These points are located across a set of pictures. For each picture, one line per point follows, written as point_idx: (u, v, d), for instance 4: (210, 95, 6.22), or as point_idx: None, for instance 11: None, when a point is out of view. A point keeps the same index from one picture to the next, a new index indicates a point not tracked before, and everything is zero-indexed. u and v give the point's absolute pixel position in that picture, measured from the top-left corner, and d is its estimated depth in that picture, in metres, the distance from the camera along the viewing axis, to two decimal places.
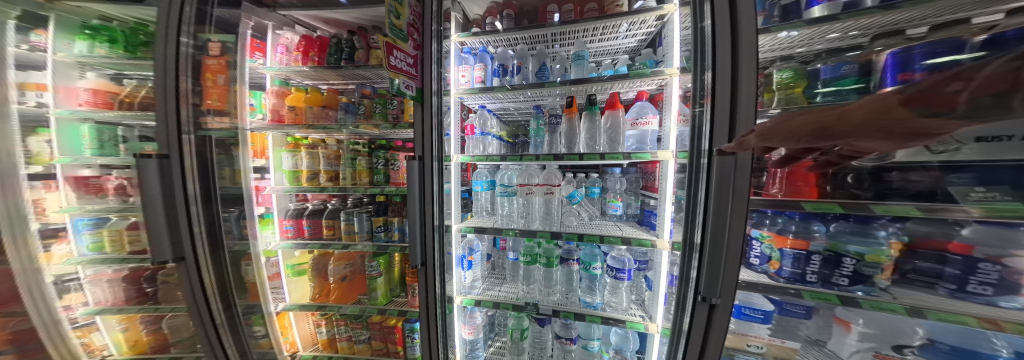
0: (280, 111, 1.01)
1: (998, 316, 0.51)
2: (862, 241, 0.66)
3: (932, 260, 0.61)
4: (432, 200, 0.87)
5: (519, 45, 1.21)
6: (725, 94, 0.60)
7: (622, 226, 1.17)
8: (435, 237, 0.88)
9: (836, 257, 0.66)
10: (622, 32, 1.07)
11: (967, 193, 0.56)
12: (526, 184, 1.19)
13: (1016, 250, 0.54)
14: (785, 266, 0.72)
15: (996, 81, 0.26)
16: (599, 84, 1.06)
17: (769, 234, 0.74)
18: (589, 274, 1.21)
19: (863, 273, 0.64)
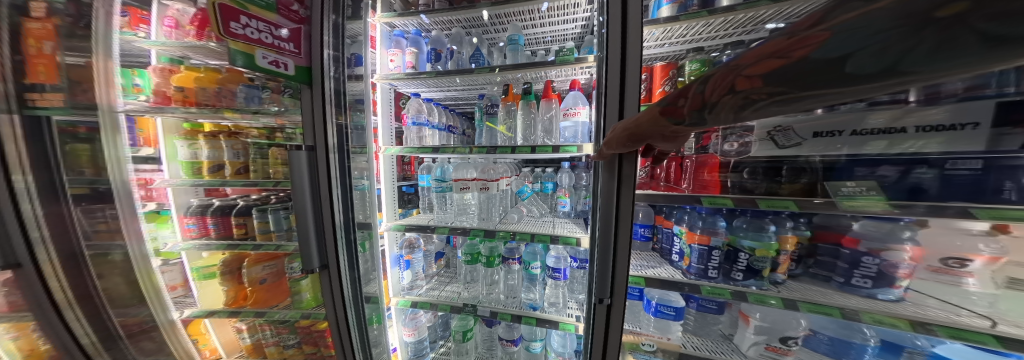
0: (165, 91, 0.91)
1: (866, 308, 0.53)
2: (755, 235, 0.65)
3: (830, 254, 0.62)
4: (329, 196, 0.79)
5: (453, 28, 1.10)
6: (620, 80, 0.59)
7: (562, 224, 1.12)
8: (337, 237, 0.82)
9: (734, 252, 0.66)
10: (561, 16, 0.98)
11: (841, 187, 0.55)
12: (461, 179, 1.07)
13: (892, 244, 0.54)
14: (693, 262, 0.71)
15: (697, 100, 0.41)
16: (534, 72, 0.96)
17: (684, 229, 0.73)
18: (529, 274, 1.17)
19: (756, 267, 0.64)
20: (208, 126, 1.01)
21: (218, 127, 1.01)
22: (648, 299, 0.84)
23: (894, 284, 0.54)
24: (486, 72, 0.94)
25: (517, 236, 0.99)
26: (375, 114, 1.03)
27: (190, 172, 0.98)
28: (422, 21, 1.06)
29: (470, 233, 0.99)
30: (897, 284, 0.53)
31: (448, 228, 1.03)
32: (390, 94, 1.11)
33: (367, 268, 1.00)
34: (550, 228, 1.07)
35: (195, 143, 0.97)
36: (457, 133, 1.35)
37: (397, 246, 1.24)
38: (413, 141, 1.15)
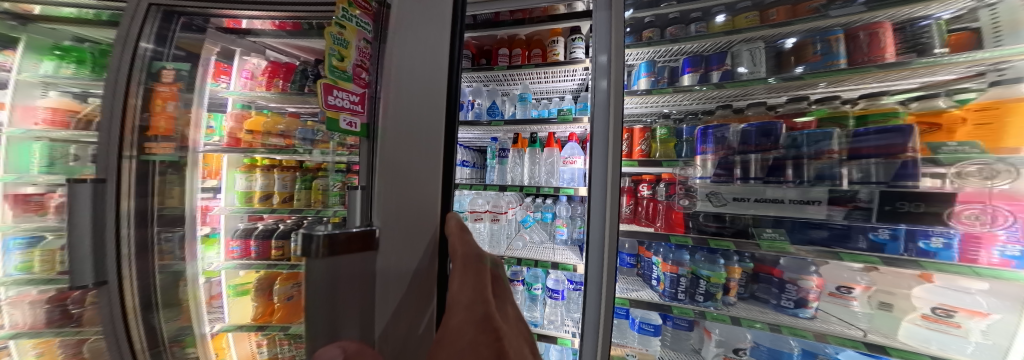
0: (238, 133, 1.15)
1: (789, 322, 0.73)
2: (710, 266, 0.84)
3: (766, 281, 0.84)
4: None
5: (474, 82, 1.35)
6: (601, 141, 0.79)
7: (560, 252, 1.30)
8: None
9: (696, 279, 0.84)
10: (563, 77, 1.22)
11: (763, 232, 0.74)
12: (475, 211, 1.29)
13: (803, 274, 0.76)
14: (666, 287, 0.89)
15: None
16: (539, 126, 1.19)
17: (660, 260, 0.92)
18: (530, 294, 1.34)
19: (712, 291, 0.83)
20: (260, 160, 1.18)
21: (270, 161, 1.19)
22: (633, 318, 1.01)
23: (807, 305, 0.75)
24: (501, 124, 1.17)
25: (522, 262, 1.16)
26: None
27: (244, 199, 1.14)
28: None
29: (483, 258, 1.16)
30: (809, 305, 0.75)
31: None
32: None
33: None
34: (550, 256, 1.24)
35: (251, 175, 1.16)
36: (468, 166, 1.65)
37: None
38: None
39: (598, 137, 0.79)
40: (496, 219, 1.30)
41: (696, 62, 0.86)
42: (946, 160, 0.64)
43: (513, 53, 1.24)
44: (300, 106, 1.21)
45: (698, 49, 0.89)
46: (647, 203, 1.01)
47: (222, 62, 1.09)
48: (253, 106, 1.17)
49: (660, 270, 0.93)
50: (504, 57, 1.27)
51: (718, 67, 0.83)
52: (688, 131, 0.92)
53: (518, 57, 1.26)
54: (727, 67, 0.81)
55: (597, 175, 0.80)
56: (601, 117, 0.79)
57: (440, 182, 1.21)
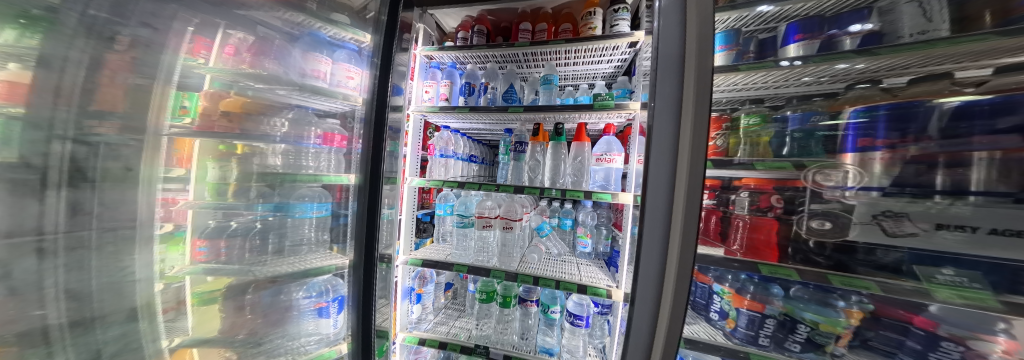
0: (213, 117, 0.79)
1: None
2: (819, 307, 0.59)
3: (895, 330, 0.58)
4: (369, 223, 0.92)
5: (488, 62, 1.14)
6: (665, 136, 0.56)
7: (584, 267, 1.08)
8: (365, 269, 0.91)
9: (790, 323, 0.61)
10: (598, 56, 0.99)
11: (933, 275, 0.49)
12: (484, 216, 1.08)
13: (980, 333, 0.51)
14: (739, 326, 0.66)
15: None
16: (565, 114, 0.95)
17: (729, 291, 0.70)
18: (546, 317, 1.11)
19: (817, 342, 0.58)
20: (240, 147, 0.90)
21: (251, 148, 0.91)
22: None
23: None
24: (519, 111, 0.95)
25: (540, 283, 0.93)
26: (405, 144, 1.06)
27: (215, 193, 0.86)
28: (458, 55, 1.13)
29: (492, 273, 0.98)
30: None
31: (468, 267, 1.02)
32: (421, 124, 1.17)
33: (380, 298, 0.96)
34: (575, 274, 0.99)
35: (226, 164, 0.87)
36: (477, 161, 1.46)
37: (409, 278, 1.21)
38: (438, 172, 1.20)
39: (658, 136, 0.56)
40: (509, 226, 1.07)
41: (810, 27, 0.60)
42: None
43: (537, 28, 1.03)
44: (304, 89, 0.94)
45: (808, 9, 0.63)
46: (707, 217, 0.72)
47: (206, 36, 0.75)
48: (235, 85, 0.85)
49: (726, 302, 0.71)
50: (525, 33, 1.05)
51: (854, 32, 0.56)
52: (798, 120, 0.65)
53: (543, 33, 1.04)
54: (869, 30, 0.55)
55: (654, 189, 0.57)
56: (668, 110, 0.56)
57: (442, 179, 1.01)
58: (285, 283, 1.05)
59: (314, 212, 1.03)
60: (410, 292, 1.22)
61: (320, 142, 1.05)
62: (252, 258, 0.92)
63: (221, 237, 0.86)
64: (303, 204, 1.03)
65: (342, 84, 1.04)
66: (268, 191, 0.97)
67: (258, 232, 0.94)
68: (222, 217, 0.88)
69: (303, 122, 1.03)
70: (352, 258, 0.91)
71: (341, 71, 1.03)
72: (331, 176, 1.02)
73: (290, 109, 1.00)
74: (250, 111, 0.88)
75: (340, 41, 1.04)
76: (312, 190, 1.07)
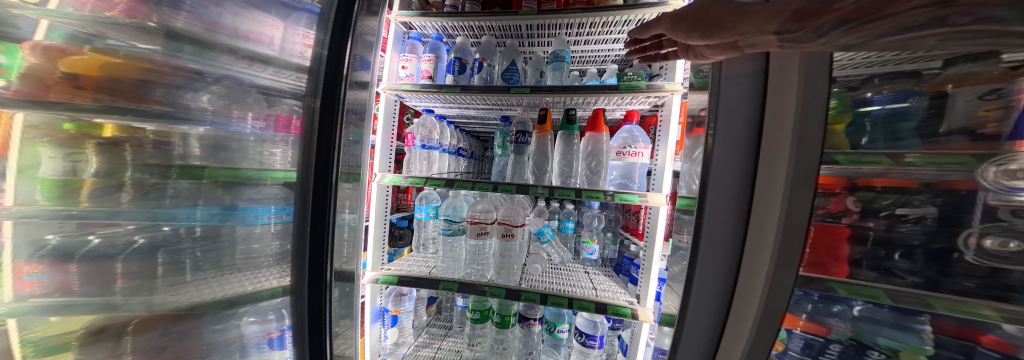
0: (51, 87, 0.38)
1: None
2: (895, 331, 0.48)
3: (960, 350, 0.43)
4: (328, 235, 0.67)
5: (484, 36, 0.97)
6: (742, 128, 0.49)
7: (593, 277, 0.95)
8: (318, 293, 0.68)
9: (860, 350, 0.51)
10: (616, 32, 0.86)
11: None
12: (479, 222, 0.89)
13: None
14: (791, 350, 0.57)
15: None
16: (579, 98, 0.80)
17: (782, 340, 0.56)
18: (553, 337, 0.98)
19: None
20: (106, 129, 0.46)
21: (127, 131, 0.48)
22: None
23: None
24: (524, 92, 0.77)
25: (550, 302, 0.77)
26: (374, 131, 0.86)
27: (55, 196, 0.42)
28: (447, 24, 0.92)
29: (490, 293, 0.80)
30: None
31: (459, 284, 0.82)
32: (395, 107, 0.94)
33: (340, 318, 0.73)
34: (590, 288, 0.85)
35: (77, 151, 0.44)
36: (464, 155, 1.26)
37: (381, 297, 0.99)
38: (418, 166, 1.00)
39: (723, 134, 0.49)
40: (510, 233, 0.89)
41: None
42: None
43: None
44: (205, 52, 0.54)
45: None
46: None
47: None
48: (102, 40, 0.44)
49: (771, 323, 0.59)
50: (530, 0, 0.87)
51: None
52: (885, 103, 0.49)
53: (552, 3, 0.87)
54: None
55: (719, 194, 0.49)
56: (743, 102, 0.49)
57: (425, 177, 0.81)
58: (194, 318, 0.57)
59: (271, 217, 0.66)
60: (382, 314, 0.99)
61: (260, 128, 0.65)
62: (132, 286, 0.48)
63: (71, 261, 0.44)
64: (256, 206, 0.65)
65: (294, 55, 0.66)
66: (150, 187, 0.50)
67: (138, 253, 0.50)
68: (75, 229, 0.46)
69: (242, 102, 0.62)
70: (290, 282, 0.66)
71: (296, 36, 0.66)
72: (281, 174, 0.66)
73: (222, 86, 0.59)
74: (137, 80, 0.47)
75: (301, 3, 0.67)
76: (270, 190, 0.69)
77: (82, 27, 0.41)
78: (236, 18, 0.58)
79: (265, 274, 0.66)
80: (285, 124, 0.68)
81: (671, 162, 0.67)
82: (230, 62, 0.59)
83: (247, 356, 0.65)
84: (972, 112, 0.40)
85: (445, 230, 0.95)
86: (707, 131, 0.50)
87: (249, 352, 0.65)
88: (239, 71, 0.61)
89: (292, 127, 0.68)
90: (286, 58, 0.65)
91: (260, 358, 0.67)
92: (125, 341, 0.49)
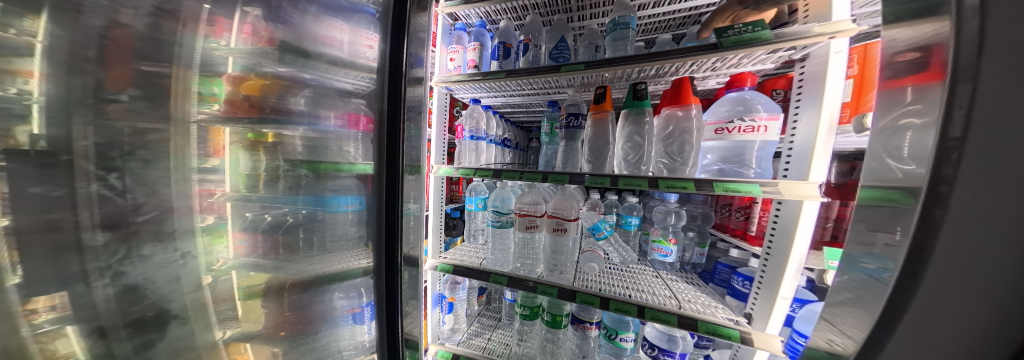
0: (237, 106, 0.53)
1: None
2: None
3: None
4: (395, 223, 0.70)
5: (529, 15, 0.88)
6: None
7: (671, 283, 0.78)
8: (386, 277, 0.70)
9: None
10: None
11: None
12: (528, 214, 0.83)
13: None
14: None
15: None
16: (655, 66, 0.64)
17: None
18: (614, 346, 0.86)
19: None
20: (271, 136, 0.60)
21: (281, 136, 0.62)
22: None
23: None
24: (577, 69, 0.66)
25: (612, 307, 0.66)
26: (429, 125, 0.90)
27: (246, 185, 0.57)
28: (491, 9, 0.88)
29: (542, 289, 0.74)
30: None
31: (507, 278, 0.79)
32: (446, 100, 0.96)
33: (408, 299, 0.77)
34: (668, 298, 0.69)
35: (255, 152, 0.59)
36: (509, 146, 1.22)
37: (439, 284, 1.05)
38: (467, 158, 0.99)
39: (996, 69, 0.24)
40: (562, 227, 0.81)
41: None
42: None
43: None
44: (305, 61, 0.62)
45: None
46: None
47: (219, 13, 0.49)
48: (261, 69, 0.57)
49: None
50: None
51: None
52: None
53: None
54: None
55: (991, 194, 0.24)
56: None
57: (475, 168, 0.80)
58: (303, 291, 0.66)
59: (349, 206, 0.70)
60: (440, 300, 1.05)
61: (341, 126, 0.68)
62: (287, 254, 0.63)
63: (258, 231, 0.60)
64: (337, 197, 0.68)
65: (358, 56, 0.69)
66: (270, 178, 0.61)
67: (286, 228, 0.64)
68: (258, 209, 0.60)
69: (328, 104, 0.67)
70: (371, 262, 0.70)
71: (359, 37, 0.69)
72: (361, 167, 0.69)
73: (312, 92, 0.66)
74: (277, 95, 0.60)
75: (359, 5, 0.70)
76: (348, 182, 0.71)
77: (247, 59, 0.54)
78: (315, 25, 0.64)
79: (350, 256, 0.71)
80: (356, 122, 0.69)
81: (828, 135, 0.47)
82: (323, 69, 0.65)
83: (339, 326, 0.73)
84: None
85: (493, 222, 0.92)
86: (953, 82, 0.26)
87: (338, 323, 0.73)
88: (328, 74, 0.66)
89: (361, 122, 0.70)
90: (355, 60, 0.68)
91: (348, 330, 0.75)
92: (285, 297, 0.63)
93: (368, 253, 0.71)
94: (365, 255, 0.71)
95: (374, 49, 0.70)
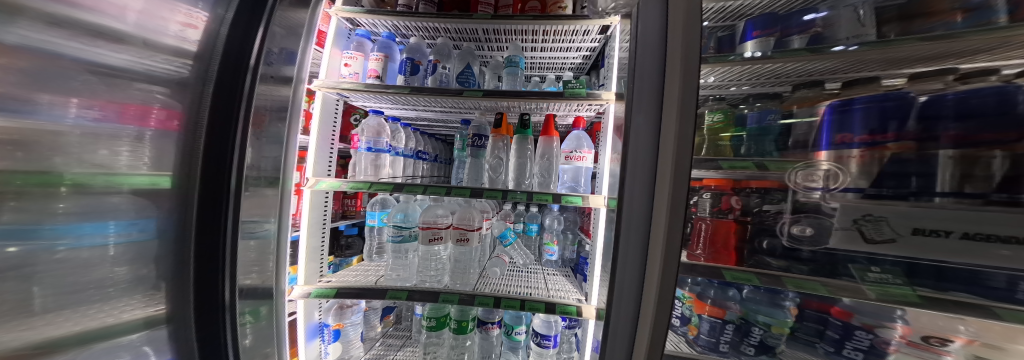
0: None
1: None
2: (768, 309, 0.63)
3: (815, 320, 0.60)
4: (253, 248, 0.62)
5: (440, 38, 0.96)
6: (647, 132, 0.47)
7: (551, 278, 0.97)
8: (202, 323, 0.54)
9: (745, 327, 0.64)
10: (569, 42, 0.90)
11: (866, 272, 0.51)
12: (432, 226, 0.86)
13: None
14: (702, 333, 0.68)
15: None
16: (535, 103, 0.83)
17: (689, 296, 0.72)
18: (510, 339, 0.98)
19: (768, 343, 0.62)
20: None
21: None
22: None
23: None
24: (477, 95, 0.77)
25: (503, 305, 0.76)
26: (306, 131, 0.82)
27: None
28: (398, 23, 0.90)
29: (444, 298, 0.79)
30: None
31: (407, 292, 0.80)
32: (335, 106, 0.92)
33: (260, 347, 0.67)
34: (542, 290, 0.86)
35: None
36: (427, 159, 1.22)
37: (320, 311, 0.95)
38: (364, 170, 0.96)
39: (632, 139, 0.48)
40: (465, 238, 0.87)
41: (766, 24, 0.61)
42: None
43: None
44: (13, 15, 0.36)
45: (764, 7, 0.64)
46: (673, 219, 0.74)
47: None
48: None
49: (688, 307, 0.72)
50: (486, 5, 0.86)
51: (800, 32, 0.58)
52: (754, 119, 0.65)
53: (508, 7, 0.87)
54: (814, 30, 0.57)
55: (632, 198, 0.48)
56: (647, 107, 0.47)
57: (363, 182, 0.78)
58: None
59: (112, 236, 0.48)
60: (320, 329, 0.95)
61: (97, 119, 0.46)
62: None
63: None
64: (83, 223, 0.45)
65: (160, 32, 0.51)
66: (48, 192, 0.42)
67: None
68: None
69: (64, 83, 0.42)
70: (171, 307, 0.54)
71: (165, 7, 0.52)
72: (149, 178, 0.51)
73: (44, 63, 0.39)
74: None
75: None
76: (117, 200, 0.48)
77: None
78: None
79: (132, 303, 0.51)
80: (134, 115, 0.50)
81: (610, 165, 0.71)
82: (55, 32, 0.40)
83: None
84: (805, 129, 0.59)
85: (394, 237, 0.91)
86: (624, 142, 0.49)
87: None
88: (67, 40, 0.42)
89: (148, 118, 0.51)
90: (142, 34, 0.50)
91: None
92: None
93: (156, 297, 0.53)
94: (153, 301, 0.52)
95: (193, 29, 0.55)
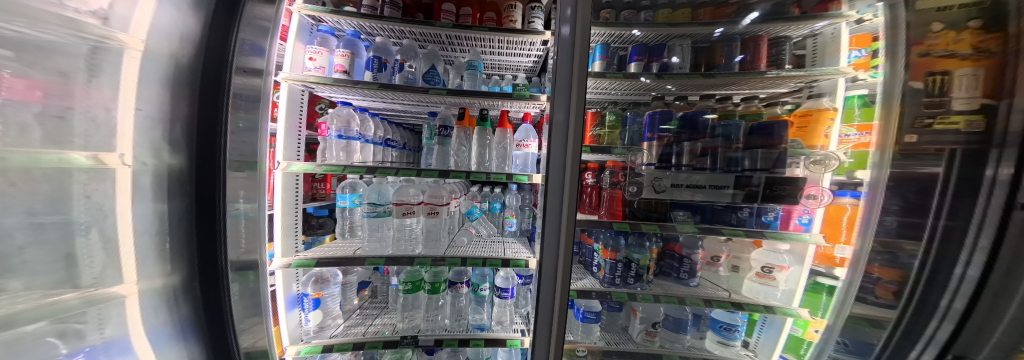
0: None
1: (693, 295, 0.87)
2: (641, 251, 0.96)
3: (670, 258, 1.01)
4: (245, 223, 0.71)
5: (406, 38, 1.07)
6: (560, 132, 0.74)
7: (509, 244, 1.20)
8: (215, 281, 0.67)
9: (629, 264, 0.95)
10: (519, 51, 1.10)
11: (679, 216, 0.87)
12: (404, 203, 1.01)
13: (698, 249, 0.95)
14: (607, 273, 0.96)
15: None
16: (490, 100, 1.01)
17: (601, 247, 0.98)
18: (476, 296, 1.20)
19: (642, 274, 0.95)
20: None
21: None
22: (578, 307, 1.11)
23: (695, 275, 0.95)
24: (442, 93, 0.92)
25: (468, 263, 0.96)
26: (276, 119, 0.87)
27: None
28: (364, 24, 0.98)
29: (418, 262, 0.95)
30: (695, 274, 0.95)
31: (384, 258, 0.95)
32: (301, 96, 1.00)
33: (245, 316, 0.75)
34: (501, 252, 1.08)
35: None
36: (394, 146, 1.34)
37: (297, 284, 1.06)
38: (334, 155, 1.07)
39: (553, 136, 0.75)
40: (435, 211, 1.05)
41: (642, 53, 0.91)
42: (850, 168, 0.78)
43: (461, 9, 1.00)
44: None
45: (643, 38, 0.92)
46: (590, 190, 1.03)
47: None
48: None
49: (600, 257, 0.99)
50: (448, 14, 0.99)
51: (657, 62, 0.89)
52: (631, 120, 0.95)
53: (468, 17, 1.02)
54: (665, 60, 0.89)
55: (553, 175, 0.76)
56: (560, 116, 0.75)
57: (340, 165, 0.89)
58: None
59: None
60: (300, 299, 1.05)
61: None
62: None
63: None
64: None
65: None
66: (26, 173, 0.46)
67: None
68: None
69: None
70: (180, 272, 0.63)
71: None
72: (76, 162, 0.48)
73: None
74: None
75: None
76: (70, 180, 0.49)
77: None
78: None
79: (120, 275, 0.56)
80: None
81: None
82: None
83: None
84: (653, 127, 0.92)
85: (370, 213, 1.03)
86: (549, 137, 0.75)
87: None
88: None
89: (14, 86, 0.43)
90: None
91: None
92: None
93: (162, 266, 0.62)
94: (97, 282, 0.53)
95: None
